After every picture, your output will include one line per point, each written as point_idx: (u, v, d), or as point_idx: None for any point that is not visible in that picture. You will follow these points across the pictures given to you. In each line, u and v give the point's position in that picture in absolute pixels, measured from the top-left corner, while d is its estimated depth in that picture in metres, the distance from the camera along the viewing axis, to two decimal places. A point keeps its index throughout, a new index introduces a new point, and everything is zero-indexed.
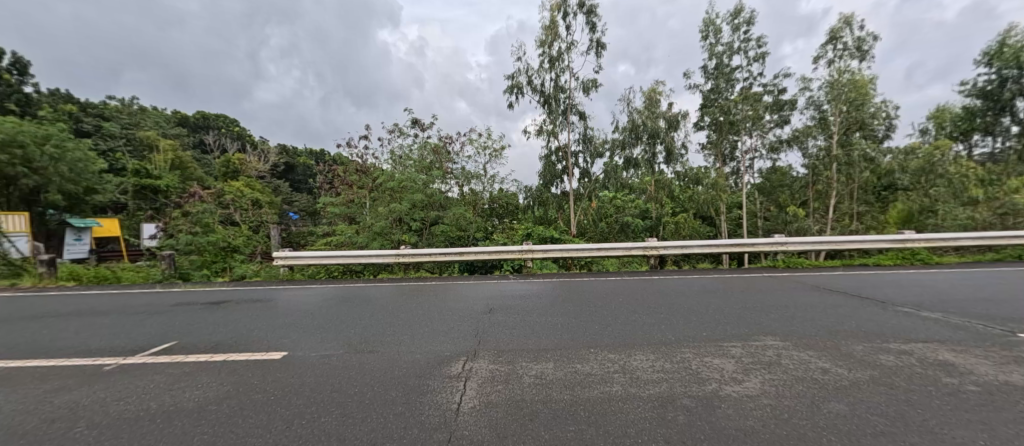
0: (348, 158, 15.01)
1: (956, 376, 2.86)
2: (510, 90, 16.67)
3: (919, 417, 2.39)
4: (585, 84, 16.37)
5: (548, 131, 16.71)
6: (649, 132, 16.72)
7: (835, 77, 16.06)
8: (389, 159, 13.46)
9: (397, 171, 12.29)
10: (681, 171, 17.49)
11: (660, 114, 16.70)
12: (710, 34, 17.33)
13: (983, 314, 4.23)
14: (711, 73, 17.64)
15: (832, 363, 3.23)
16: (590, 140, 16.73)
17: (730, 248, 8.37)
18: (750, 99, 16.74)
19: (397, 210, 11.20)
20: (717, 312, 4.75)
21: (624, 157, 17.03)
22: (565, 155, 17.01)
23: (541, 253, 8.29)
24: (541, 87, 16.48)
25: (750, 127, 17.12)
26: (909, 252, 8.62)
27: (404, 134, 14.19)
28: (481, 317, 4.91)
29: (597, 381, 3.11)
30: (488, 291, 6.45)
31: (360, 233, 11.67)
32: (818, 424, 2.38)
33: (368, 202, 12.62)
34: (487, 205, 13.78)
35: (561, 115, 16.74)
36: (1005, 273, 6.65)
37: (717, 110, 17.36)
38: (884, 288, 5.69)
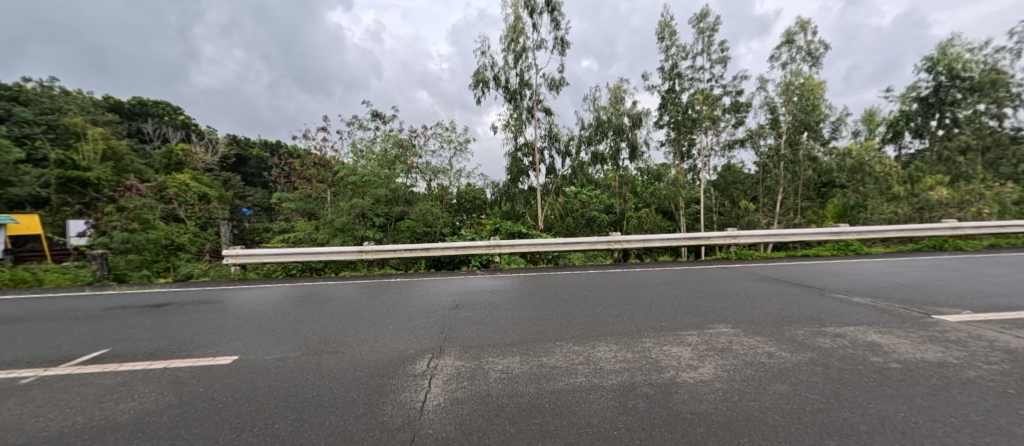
0: (305, 150, 14.11)
1: (883, 355, 3.16)
2: (476, 84, 16.40)
3: (850, 393, 2.68)
4: (551, 80, 16.46)
5: (515, 127, 16.70)
6: (615, 128, 16.85)
7: (790, 80, 17.03)
8: (350, 152, 12.90)
9: (360, 165, 11.96)
10: (645, 168, 17.80)
11: (624, 111, 16.88)
12: (666, 36, 17.87)
13: (903, 299, 4.69)
14: (669, 74, 18.22)
15: (776, 347, 3.47)
16: (557, 138, 17.00)
17: (688, 242, 8.72)
18: (709, 100, 17.39)
19: (359, 204, 10.81)
20: (675, 303, 4.94)
21: (590, 153, 17.26)
22: (532, 151, 17.05)
23: (508, 247, 8.26)
24: (505, 83, 16.38)
25: (709, 125, 17.76)
26: (844, 244, 9.34)
27: (365, 126, 13.55)
28: (447, 313, 4.84)
29: (562, 374, 3.17)
30: (454, 287, 6.35)
31: (321, 229, 11.23)
32: (764, 404, 2.61)
33: (328, 197, 12.04)
34: (455, 200, 13.70)
35: (526, 111, 16.75)
36: (922, 261, 7.41)
37: (676, 110, 17.93)
38: (823, 277, 6.17)
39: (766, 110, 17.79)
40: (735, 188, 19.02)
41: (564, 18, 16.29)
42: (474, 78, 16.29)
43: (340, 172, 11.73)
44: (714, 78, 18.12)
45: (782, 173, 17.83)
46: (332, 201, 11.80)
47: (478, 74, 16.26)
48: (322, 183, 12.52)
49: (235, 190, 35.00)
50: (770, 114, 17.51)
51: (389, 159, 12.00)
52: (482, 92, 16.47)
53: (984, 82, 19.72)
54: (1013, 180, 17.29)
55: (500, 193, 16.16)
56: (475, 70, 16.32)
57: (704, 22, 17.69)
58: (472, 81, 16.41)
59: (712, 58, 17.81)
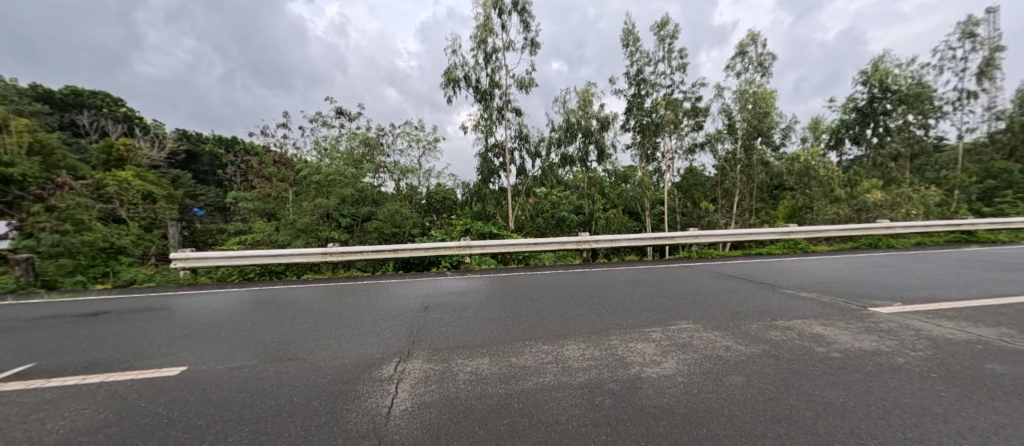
0: (264, 147, 13.41)
1: (826, 345, 3.41)
2: (446, 84, 16.23)
3: (798, 382, 2.87)
4: (521, 81, 16.59)
5: (485, 127, 16.69)
6: (584, 130, 17.19)
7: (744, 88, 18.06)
8: (313, 151, 12.53)
9: (324, 164, 11.54)
10: (612, 170, 18.21)
11: (592, 114, 17.25)
12: (630, 43, 18.42)
13: (844, 293, 5.09)
14: (635, 79, 18.77)
15: (732, 341, 3.66)
16: (527, 138, 17.15)
17: (653, 241, 9.03)
18: (671, 105, 18.05)
19: (323, 204, 10.39)
20: (640, 301, 5.09)
21: (560, 154, 17.53)
22: (502, 151, 17.10)
23: (478, 248, 8.21)
24: (475, 83, 16.31)
25: (671, 129, 18.44)
26: (793, 243, 10.03)
27: (329, 124, 13.08)
28: (416, 316, 4.73)
29: (530, 373, 3.18)
30: (424, 288, 6.23)
31: (282, 230, 10.68)
32: (722, 395, 2.75)
33: (289, 196, 11.51)
34: (425, 201, 13.63)
35: (496, 111, 16.76)
36: (859, 258, 8.08)
37: (641, 114, 18.52)
38: (775, 274, 6.58)
39: (723, 116, 18.74)
40: (696, 190, 19.89)
41: (532, 19, 16.46)
42: (444, 77, 16.13)
43: (303, 171, 11.23)
44: (676, 84, 18.90)
45: (738, 176, 18.86)
46: (293, 201, 11.25)
47: (448, 73, 16.13)
48: (283, 182, 11.98)
49: (186, 189, 32.57)
50: (726, 120, 18.48)
51: (355, 158, 11.66)
52: (452, 91, 16.32)
53: (909, 96, 21.84)
54: (935, 185, 19.16)
55: (470, 193, 16.10)
56: (445, 69, 16.17)
57: (664, 30, 18.42)
58: (442, 80, 16.25)
59: (673, 65, 18.57)
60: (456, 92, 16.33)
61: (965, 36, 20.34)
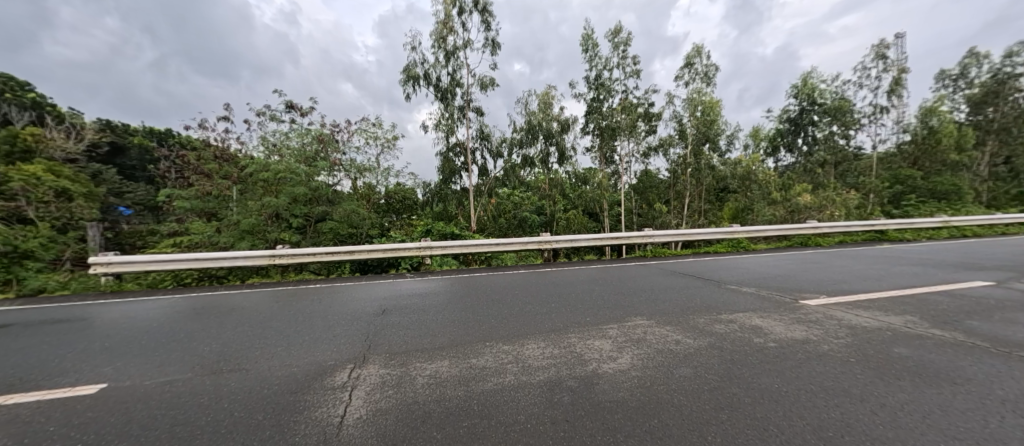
0: (202, 142, 12.38)
1: (763, 336, 3.70)
2: (405, 81, 15.85)
3: (739, 370, 3.09)
4: (482, 81, 16.55)
5: (446, 126, 16.48)
6: (545, 132, 17.43)
7: (693, 97, 19.16)
8: (260, 146, 11.76)
9: (272, 160, 10.72)
10: (573, 171, 18.55)
11: (553, 116, 17.52)
12: (589, 48, 18.92)
13: (779, 287, 5.56)
14: (594, 84, 19.29)
15: (682, 335, 3.86)
16: (489, 138, 17.19)
17: (610, 241, 9.34)
18: (627, 110, 18.74)
19: (271, 203, 9.76)
20: (597, 299, 5.23)
21: (521, 155, 17.71)
22: (464, 151, 16.99)
23: (440, 248, 8.06)
24: (435, 81, 16.07)
25: (627, 133, 19.13)
26: (736, 242, 10.87)
27: (277, 118, 12.29)
28: (373, 319, 4.57)
29: (490, 374, 3.17)
30: (382, 291, 6.03)
31: (224, 232, 9.90)
32: (672, 387, 2.90)
33: (233, 194, 10.72)
34: (383, 200, 13.32)
35: (457, 110, 16.62)
36: (792, 256, 8.87)
37: (599, 117, 19.06)
38: (721, 271, 7.06)
39: (675, 122, 19.74)
40: (651, 192, 20.77)
41: (493, 18, 16.45)
42: (403, 75, 15.75)
43: (248, 167, 10.34)
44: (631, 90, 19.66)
45: (688, 179, 19.92)
46: (237, 199, 10.45)
47: (408, 70, 15.75)
48: (226, 179, 11.12)
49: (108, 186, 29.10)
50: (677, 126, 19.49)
51: (308, 156, 11.09)
52: (412, 88, 15.94)
53: (834, 109, 24.24)
54: (854, 189, 21.44)
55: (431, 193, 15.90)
56: (403, 66, 15.77)
57: (618, 37, 19.13)
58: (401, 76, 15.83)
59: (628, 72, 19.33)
60: (415, 90, 15.97)
61: (877, 58, 22.98)
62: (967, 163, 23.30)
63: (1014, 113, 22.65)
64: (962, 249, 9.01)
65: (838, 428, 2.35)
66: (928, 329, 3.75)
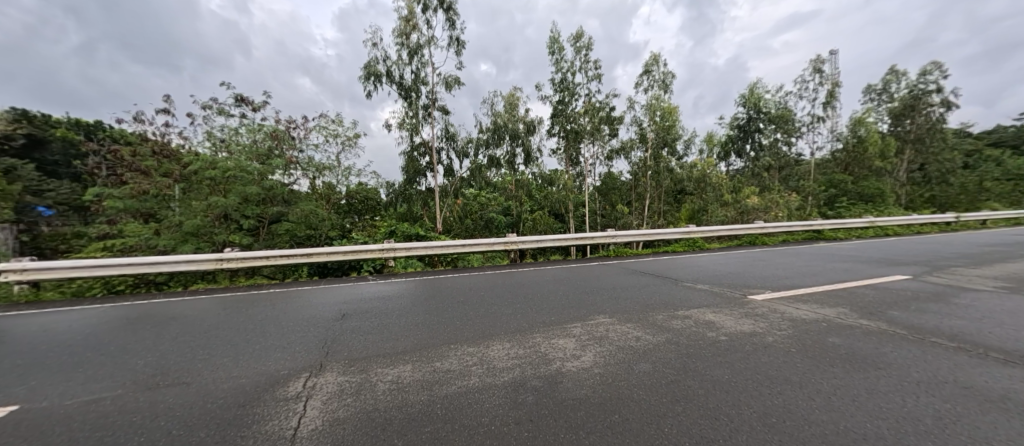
0: (136, 136, 11.33)
1: (715, 330, 3.92)
2: (366, 78, 15.39)
3: (694, 364, 3.25)
4: (447, 80, 16.39)
5: (410, 125, 16.18)
6: (511, 133, 17.51)
7: (652, 102, 19.96)
8: (205, 142, 10.98)
9: (220, 157, 10.12)
10: (539, 173, 18.68)
11: (519, 118, 17.62)
12: (555, 51, 19.24)
13: (730, 284, 5.92)
14: (559, 86, 19.59)
15: (642, 331, 4.00)
16: (454, 137, 17.08)
17: (575, 242, 9.55)
18: (590, 113, 19.16)
19: (219, 203, 9.14)
20: (561, 299, 5.32)
21: (488, 156, 17.77)
22: (429, 151, 16.78)
23: (404, 250, 7.88)
24: (398, 79, 15.72)
25: (591, 136, 19.56)
26: (691, 241, 11.51)
27: (225, 112, 11.50)
28: (332, 325, 4.38)
29: (454, 377, 3.13)
30: (343, 295, 5.79)
31: (163, 234, 9.13)
32: (632, 382, 3.00)
33: (174, 194, 9.93)
34: (344, 200, 12.83)
35: (422, 109, 16.36)
36: (741, 254, 9.49)
37: (564, 120, 19.40)
38: (678, 269, 7.41)
39: (636, 126, 20.44)
40: (614, 194, 21.34)
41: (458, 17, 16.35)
42: (364, 71, 15.30)
43: (192, 165, 9.73)
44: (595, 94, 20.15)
45: (648, 181, 20.68)
46: (179, 199, 9.76)
47: (369, 66, 15.29)
48: (166, 177, 10.23)
49: None
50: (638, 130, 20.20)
51: (261, 153, 10.50)
52: (373, 85, 15.49)
53: (778, 117, 26.19)
54: (796, 192, 23.22)
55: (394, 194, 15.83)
56: (365, 62, 15.32)
57: (580, 42, 19.59)
58: (362, 73, 15.35)
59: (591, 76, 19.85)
60: (377, 87, 15.55)
61: (814, 72, 25.09)
62: (888, 169, 25.93)
63: (926, 126, 25.47)
64: (882, 246, 10.06)
65: (781, 414, 2.53)
66: (857, 320, 4.15)
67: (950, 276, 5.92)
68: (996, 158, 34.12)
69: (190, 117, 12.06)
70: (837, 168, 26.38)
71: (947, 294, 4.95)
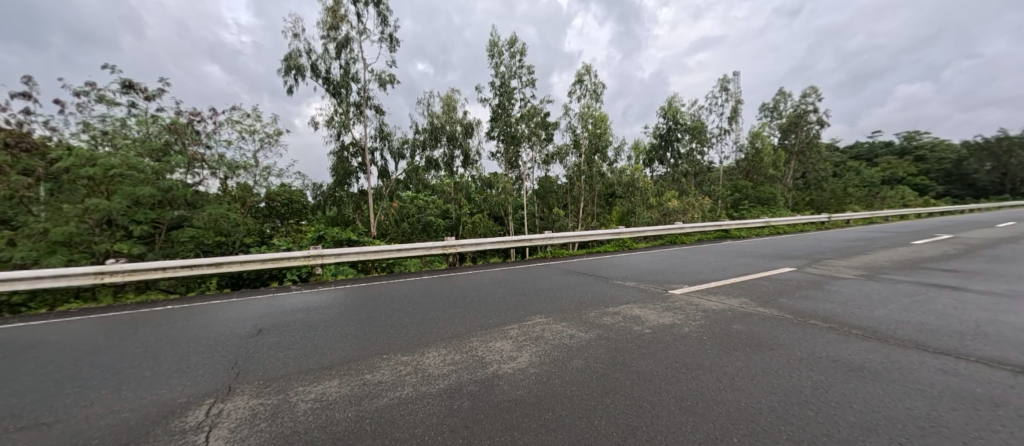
0: None
1: (641, 324, 4.23)
2: (287, 70, 14.21)
3: (621, 357, 3.47)
4: (380, 78, 15.75)
5: (340, 123, 15.29)
6: (448, 135, 17.31)
7: (586, 110, 20.99)
8: (79, 134, 9.36)
9: (101, 152, 8.61)
10: (478, 175, 18.58)
11: (457, 120, 17.39)
12: (493, 55, 19.39)
13: (654, 280, 6.43)
14: (499, 90, 19.72)
15: (575, 329, 4.18)
16: (388, 138, 16.75)
17: (515, 244, 9.69)
18: (528, 118, 19.52)
19: (101, 206, 7.84)
20: (498, 302, 5.35)
21: (425, 158, 17.55)
22: (361, 151, 16.27)
23: (333, 257, 7.38)
24: (325, 73, 14.77)
25: (530, 140, 19.80)
26: (621, 241, 12.39)
27: (106, 100, 9.83)
28: (246, 342, 3.93)
29: (386, 388, 2.99)
30: (263, 308, 5.25)
31: (21, 244, 7.62)
32: (566, 379, 3.11)
33: (41, 195, 8.44)
34: (263, 204, 11.95)
35: (353, 107, 15.55)
36: (663, 252, 10.40)
37: (502, 124, 19.65)
38: (610, 268, 7.87)
39: (571, 132, 21.32)
40: (551, 197, 22.12)
41: (390, 14, 15.86)
42: (284, 63, 14.13)
43: (63, 161, 8.16)
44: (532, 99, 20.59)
45: (582, 185, 21.52)
46: (46, 202, 8.28)
47: (290, 58, 14.17)
48: (23, 175, 8.46)
49: None
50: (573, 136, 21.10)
51: (156, 148, 9.18)
52: (295, 79, 14.40)
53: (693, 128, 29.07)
54: (708, 196, 26.02)
55: (322, 196, 15.86)
56: (286, 54, 14.18)
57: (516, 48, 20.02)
58: (282, 65, 14.17)
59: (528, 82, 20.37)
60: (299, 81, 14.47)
61: (721, 89, 28.36)
62: (780, 177, 30.09)
63: (805, 140, 30.20)
64: (775, 243, 11.68)
65: (694, 397, 2.79)
66: (756, 308, 4.74)
67: (824, 267, 7.05)
68: (855, 169, 41.51)
69: (55, 102, 10.06)
70: (740, 174, 30.18)
71: (823, 282, 5.88)
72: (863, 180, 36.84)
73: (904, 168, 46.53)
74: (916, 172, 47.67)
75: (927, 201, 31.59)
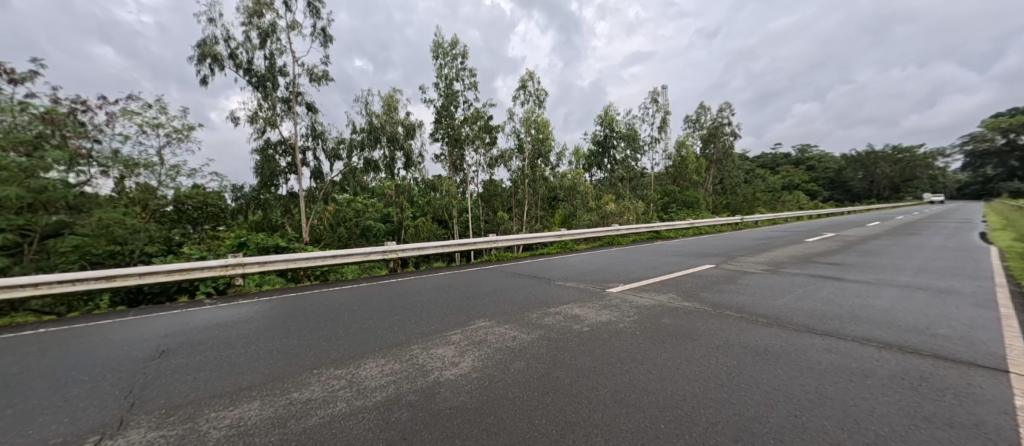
0: None
1: (580, 323, 4.42)
2: (201, 58, 12.74)
3: (562, 355, 3.59)
4: (312, 72, 14.76)
5: (266, 120, 14.09)
6: (388, 136, 16.43)
7: (528, 115, 21.48)
8: None
9: None
10: (421, 178, 17.87)
11: (398, 120, 16.69)
12: (437, 55, 19.08)
13: (593, 280, 6.76)
14: (443, 91, 19.41)
15: (517, 331, 4.25)
16: (322, 137, 16.01)
17: (459, 247, 9.61)
18: (471, 121, 19.45)
19: None
20: (440, 307, 5.27)
21: (363, 159, 16.69)
22: (290, 151, 15.19)
23: (256, 264, 6.82)
24: (247, 64, 13.50)
25: (474, 143, 19.77)
26: (563, 243, 12.85)
27: None
28: (146, 367, 3.43)
29: (316, 406, 2.78)
30: (171, 325, 4.63)
31: None
32: (508, 381, 3.14)
33: None
34: (171, 207, 10.66)
35: (281, 103, 14.40)
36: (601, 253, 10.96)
37: (446, 126, 19.34)
38: (552, 269, 8.12)
39: (515, 136, 21.65)
40: (495, 200, 22.29)
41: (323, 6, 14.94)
42: (197, 50, 12.65)
43: None
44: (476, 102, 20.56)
45: (526, 188, 21.92)
46: None
47: (204, 45, 12.72)
48: None
49: None
50: (517, 140, 21.45)
51: (28, 140, 8.09)
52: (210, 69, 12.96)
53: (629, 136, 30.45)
54: (642, 199, 27.95)
55: (243, 200, 14.26)
56: (199, 40, 12.72)
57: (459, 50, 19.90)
58: (194, 53, 12.68)
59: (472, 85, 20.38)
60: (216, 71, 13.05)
61: (652, 101, 30.56)
62: (702, 182, 33.27)
63: (721, 150, 33.80)
64: (698, 242, 12.87)
65: (626, 390, 2.96)
66: (682, 302, 5.18)
67: (737, 263, 7.92)
68: (761, 177, 47.25)
69: None
70: (669, 180, 32.83)
71: (736, 277, 6.60)
72: (767, 186, 42.13)
73: (798, 176, 53.93)
74: (808, 180, 55.66)
75: (816, 205, 36.94)
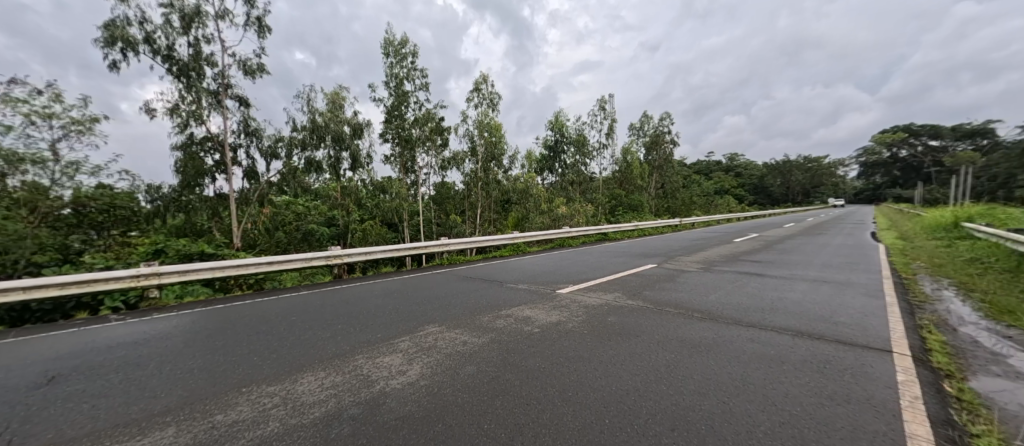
0: None
1: (530, 324, 4.49)
2: (108, 41, 11.23)
3: (512, 358, 3.63)
4: (245, 64, 13.64)
5: (190, 113, 12.78)
6: (333, 135, 15.52)
7: (481, 118, 21.48)
8: None
9: None
10: (369, 179, 17.22)
11: (344, 119, 15.87)
12: (387, 53, 18.48)
13: (544, 281, 6.90)
14: (393, 90, 18.76)
15: (468, 335, 4.23)
16: (257, 134, 14.97)
17: (410, 251, 9.34)
18: (423, 121, 18.98)
19: None
20: (388, 313, 5.10)
21: (305, 159, 15.65)
22: (219, 148, 13.88)
23: (176, 274, 6.16)
24: (165, 51, 12.13)
25: (426, 144, 19.39)
26: (515, 246, 13.01)
27: None
28: (30, 397, 2.95)
29: (245, 428, 2.56)
30: (67, 347, 4.02)
31: None
32: (457, 387, 3.11)
33: None
34: (69, 210, 9.32)
35: (209, 95, 13.14)
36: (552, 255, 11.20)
37: (396, 127, 18.63)
38: (504, 272, 8.17)
39: (468, 139, 21.53)
40: (448, 203, 22.01)
41: None
42: (103, 32, 11.15)
43: None
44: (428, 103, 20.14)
45: (480, 191, 21.75)
46: None
47: (112, 26, 11.24)
48: None
49: None
50: (470, 143, 21.35)
51: None
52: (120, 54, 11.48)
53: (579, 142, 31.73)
54: (592, 203, 29.04)
55: (159, 202, 12.91)
56: (106, 20, 11.23)
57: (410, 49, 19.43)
58: (100, 34, 11.16)
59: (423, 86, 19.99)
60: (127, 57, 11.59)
61: (601, 109, 31.95)
62: (646, 187, 35.32)
63: (662, 157, 36.23)
64: (642, 244, 13.64)
65: (573, 388, 3.06)
66: (627, 301, 5.45)
67: (676, 263, 8.50)
68: (698, 182, 51.20)
69: None
70: (617, 184, 34.43)
71: (675, 275, 7.08)
72: (703, 191, 45.76)
73: (729, 182, 59.12)
74: (736, 185, 61.43)
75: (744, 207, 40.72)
